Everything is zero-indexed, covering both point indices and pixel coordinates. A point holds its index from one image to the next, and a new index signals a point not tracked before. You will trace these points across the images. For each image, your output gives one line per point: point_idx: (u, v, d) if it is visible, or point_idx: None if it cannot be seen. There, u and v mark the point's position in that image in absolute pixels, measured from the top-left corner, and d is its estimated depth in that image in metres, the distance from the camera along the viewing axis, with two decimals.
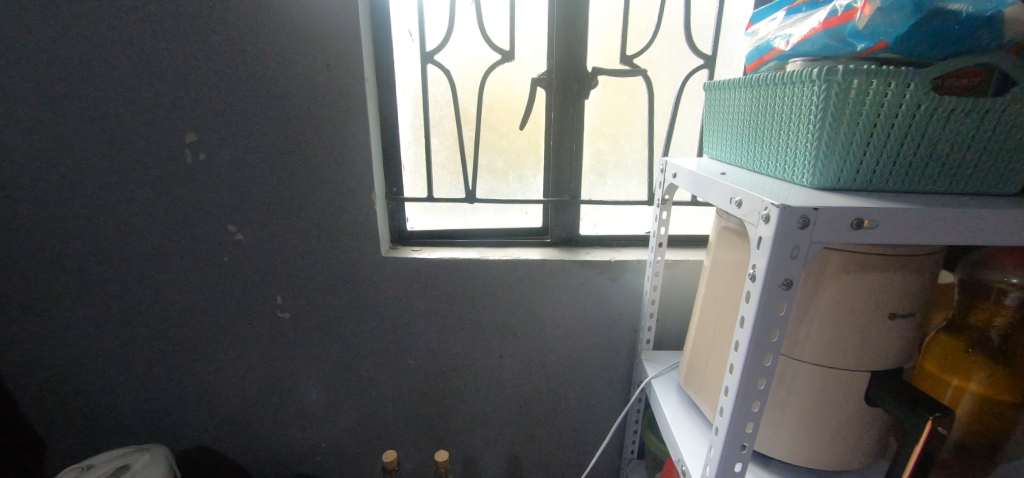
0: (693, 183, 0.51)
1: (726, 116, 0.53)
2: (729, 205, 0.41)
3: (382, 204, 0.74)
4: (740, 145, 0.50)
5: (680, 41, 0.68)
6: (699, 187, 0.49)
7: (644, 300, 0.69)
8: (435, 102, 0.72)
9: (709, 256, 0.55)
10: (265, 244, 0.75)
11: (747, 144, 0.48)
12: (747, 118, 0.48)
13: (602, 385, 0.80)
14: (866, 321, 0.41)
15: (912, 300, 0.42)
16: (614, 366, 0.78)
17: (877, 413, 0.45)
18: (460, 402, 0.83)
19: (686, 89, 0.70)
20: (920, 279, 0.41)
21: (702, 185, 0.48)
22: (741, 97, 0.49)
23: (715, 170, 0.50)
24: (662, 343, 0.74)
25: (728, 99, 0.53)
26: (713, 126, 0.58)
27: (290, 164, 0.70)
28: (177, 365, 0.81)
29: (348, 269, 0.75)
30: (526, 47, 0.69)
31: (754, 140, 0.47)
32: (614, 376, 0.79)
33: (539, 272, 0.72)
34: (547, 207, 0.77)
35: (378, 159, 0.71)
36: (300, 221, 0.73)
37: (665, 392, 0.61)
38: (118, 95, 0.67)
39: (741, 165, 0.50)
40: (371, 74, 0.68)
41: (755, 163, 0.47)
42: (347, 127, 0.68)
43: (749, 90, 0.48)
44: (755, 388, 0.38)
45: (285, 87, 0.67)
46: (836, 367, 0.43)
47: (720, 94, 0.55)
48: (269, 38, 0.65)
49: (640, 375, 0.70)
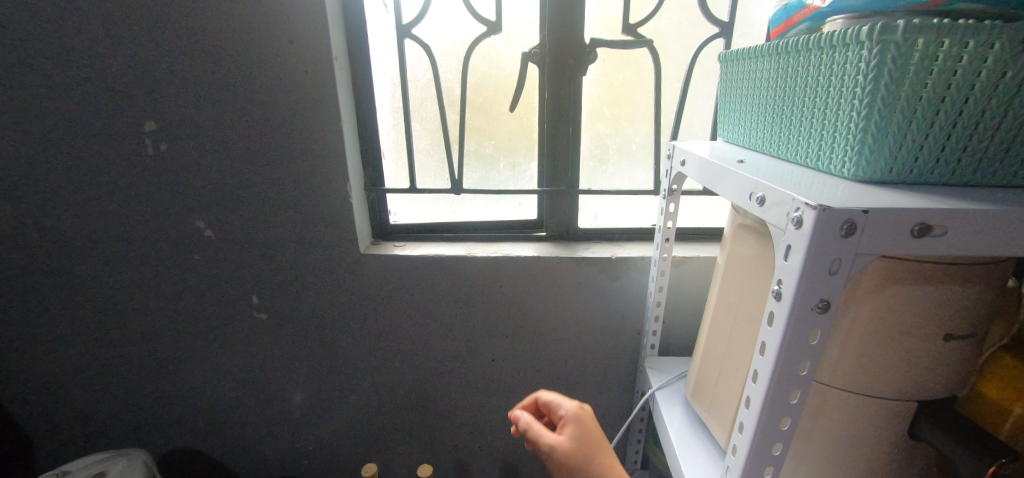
0: (705, 173, 0.43)
1: (744, 93, 0.45)
2: (749, 201, 0.33)
3: (360, 196, 0.67)
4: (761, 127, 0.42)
5: (693, 6, 0.58)
6: (711, 178, 0.42)
7: (649, 302, 0.61)
8: (415, 82, 0.65)
9: (723, 254, 0.48)
10: (236, 241, 0.69)
11: (770, 125, 0.40)
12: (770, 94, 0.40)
13: (603, 391, 0.74)
14: (907, 345, 0.34)
15: (972, 317, 0.34)
16: (616, 372, 0.72)
17: (921, 448, 0.38)
18: (450, 406, 0.77)
19: (699, 61, 0.61)
20: (983, 292, 0.33)
21: (715, 176, 0.41)
22: (763, 68, 0.41)
23: (731, 156, 0.42)
24: (669, 348, 0.67)
25: (747, 71, 0.45)
26: (730, 104, 0.50)
27: (257, 154, 0.64)
28: (153, 367, 0.77)
29: (328, 267, 0.69)
30: (515, 17, 0.61)
31: (777, 120, 0.39)
32: (616, 382, 0.73)
33: (532, 270, 0.65)
34: (542, 197, 0.69)
35: (353, 147, 0.65)
36: (272, 216, 0.67)
37: (670, 406, 0.55)
38: (68, 80, 0.61)
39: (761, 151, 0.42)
40: (342, 52, 0.61)
41: (778, 148, 0.39)
42: (316, 112, 0.61)
43: (774, 60, 0.39)
44: (778, 428, 0.31)
45: (247, 67, 0.60)
46: (873, 394, 0.36)
47: (736, 66, 0.47)
48: (225, 12, 0.57)
49: (644, 385, 0.63)
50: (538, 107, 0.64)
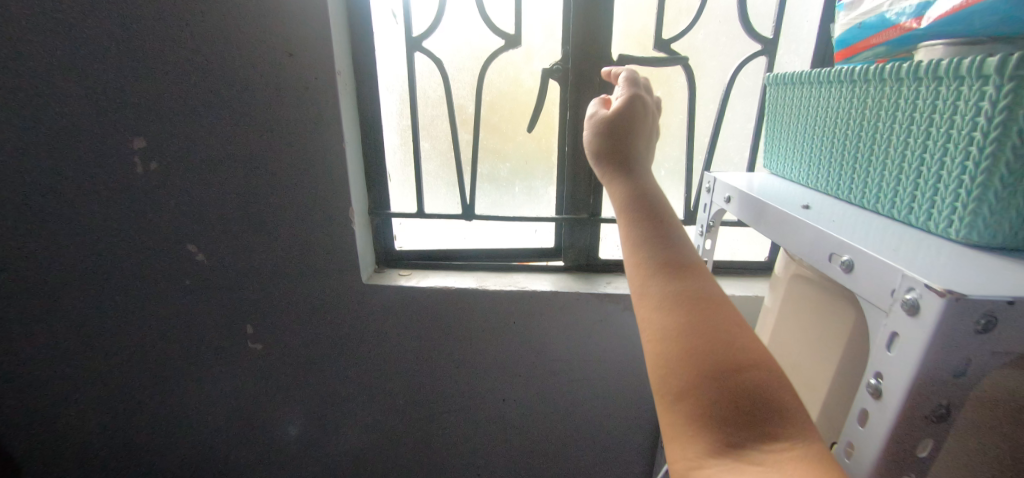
0: (754, 213, 0.38)
1: (802, 126, 0.41)
2: (824, 263, 0.28)
3: (364, 221, 0.62)
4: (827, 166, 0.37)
5: (733, 20, 0.53)
6: (763, 221, 0.37)
7: None
8: (425, 99, 0.60)
9: (771, 303, 0.43)
10: (230, 266, 0.64)
11: (838, 166, 0.36)
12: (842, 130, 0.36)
13: (623, 435, 0.68)
14: None
15: None
16: (637, 415, 0.66)
17: None
18: (456, 446, 0.72)
19: (738, 80, 0.55)
20: None
21: (769, 220, 0.36)
22: (831, 101, 0.37)
23: (789, 197, 0.37)
24: None
25: (806, 102, 0.40)
26: (778, 139, 0.45)
27: (253, 175, 0.59)
28: (140, 398, 0.72)
29: (327, 297, 0.64)
30: (535, 30, 0.56)
31: (854, 161, 0.34)
32: (638, 426, 0.67)
33: (549, 305, 0.60)
34: (560, 224, 0.64)
35: (357, 168, 0.60)
36: (268, 241, 0.62)
37: None
38: (52, 93, 0.56)
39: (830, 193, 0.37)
40: (346, 65, 0.56)
41: (853, 193, 0.34)
42: (317, 131, 0.56)
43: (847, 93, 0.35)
44: None
45: (244, 82, 0.55)
46: None
47: (789, 97, 0.43)
48: (220, 21, 0.52)
49: None
50: (558, 127, 0.59)
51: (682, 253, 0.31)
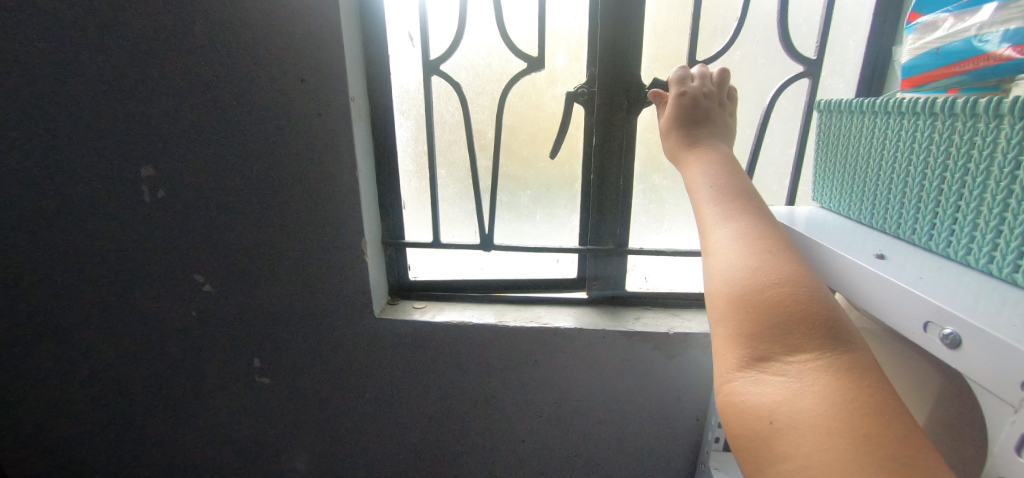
0: (814, 262, 0.34)
1: (862, 166, 0.37)
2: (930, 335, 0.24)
3: (377, 251, 0.59)
4: (903, 211, 0.33)
5: (771, 41, 0.50)
6: (827, 272, 0.33)
7: None
8: (443, 124, 0.57)
9: None
10: (238, 298, 0.61)
11: (916, 209, 0.32)
12: (917, 172, 0.32)
13: None
14: None
15: None
16: (668, 460, 0.61)
17: None
18: None
19: (777, 103, 0.51)
20: None
21: (832, 271, 0.32)
22: (900, 139, 0.33)
23: (856, 246, 0.33)
24: None
25: (866, 140, 0.36)
26: (832, 179, 0.41)
27: (263, 205, 0.56)
28: (142, 434, 0.69)
29: (338, 331, 0.61)
30: (559, 51, 0.53)
31: (937, 206, 0.30)
32: (668, 471, 0.62)
33: (573, 343, 0.56)
34: (584, 255, 0.60)
35: (371, 196, 0.57)
36: (277, 272, 0.59)
37: None
38: (59, 120, 0.55)
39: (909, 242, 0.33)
40: (361, 90, 0.54)
41: (942, 243, 0.30)
42: (329, 159, 0.53)
43: (921, 131, 0.31)
44: None
45: (254, 108, 0.52)
46: None
47: (844, 134, 0.39)
48: (230, 46, 0.50)
49: None
50: (583, 154, 0.56)
51: (767, 275, 0.31)
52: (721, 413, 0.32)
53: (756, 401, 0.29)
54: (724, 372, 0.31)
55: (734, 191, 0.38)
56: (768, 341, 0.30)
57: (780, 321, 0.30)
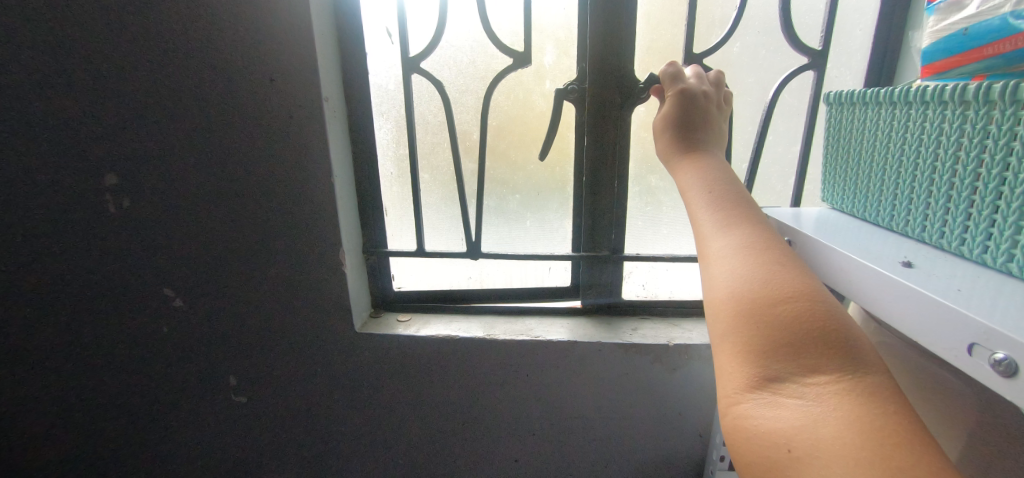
0: (830, 270, 0.31)
1: (883, 161, 0.33)
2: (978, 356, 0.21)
3: (357, 262, 0.56)
4: (930, 212, 0.30)
5: (773, 31, 0.47)
6: (847, 281, 0.29)
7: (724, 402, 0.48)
8: (425, 125, 0.54)
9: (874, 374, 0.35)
10: (211, 313, 0.57)
11: (943, 210, 0.29)
12: (946, 168, 0.28)
13: None
14: None
15: None
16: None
17: None
18: None
19: (781, 98, 0.48)
20: None
21: (852, 280, 0.29)
22: (926, 132, 0.30)
23: (879, 252, 0.29)
24: None
25: (886, 133, 0.33)
26: (846, 177, 0.38)
27: (234, 214, 0.53)
28: (108, 460, 0.64)
29: (318, 347, 0.57)
30: (547, 47, 0.50)
31: (971, 207, 0.27)
32: None
33: (567, 357, 0.52)
34: (577, 262, 0.57)
35: (349, 203, 0.54)
36: (251, 285, 0.55)
37: None
38: (10, 126, 0.51)
39: (939, 246, 0.30)
40: (336, 90, 0.50)
41: (977, 249, 0.27)
42: (303, 164, 0.50)
43: (950, 121, 0.28)
44: None
45: (222, 110, 0.49)
46: None
47: (860, 127, 0.36)
48: (195, 44, 0.47)
49: None
50: (575, 155, 0.53)
51: (775, 280, 0.28)
52: (727, 440, 0.27)
53: (770, 425, 0.25)
54: (730, 392, 0.27)
55: (738, 198, 0.34)
56: (783, 358, 0.26)
57: (794, 334, 0.26)
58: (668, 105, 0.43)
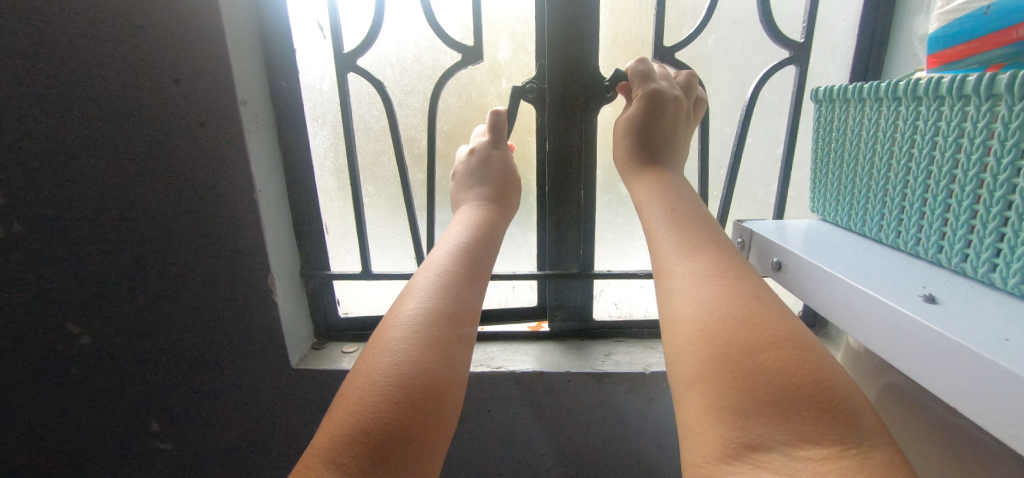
0: (833, 301, 0.26)
1: (886, 169, 0.29)
2: None
3: (295, 286, 0.51)
4: (949, 230, 0.25)
5: (751, 23, 0.42)
6: (861, 317, 0.24)
7: None
8: (365, 131, 0.47)
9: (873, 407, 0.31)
10: (102, 365, 0.46)
11: (968, 229, 0.24)
12: (972, 175, 0.23)
13: None
14: None
15: None
16: None
17: None
18: None
19: (760, 96, 0.43)
20: None
21: (870, 315, 0.23)
22: (942, 132, 0.25)
23: (892, 282, 0.24)
24: None
25: (891, 136, 0.28)
26: (842, 187, 0.33)
27: (126, 242, 0.43)
28: None
29: (253, 385, 0.50)
30: (502, 40, 0.44)
31: (1004, 226, 0.22)
32: None
33: (535, 390, 0.47)
34: (543, 281, 0.51)
35: (285, 219, 0.49)
36: (158, 325, 0.46)
37: None
38: None
39: (963, 270, 0.25)
40: (260, 91, 0.44)
41: (1014, 278, 0.22)
42: (220, 179, 0.43)
43: (974, 118, 0.23)
44: None
45: (103, 118, 0.39)
46: None
47: (857, 129, 0.31)
48: (60, 33, 0.37)
49: None
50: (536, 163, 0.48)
51: (755, 330, 0.26)
52: None
53: None
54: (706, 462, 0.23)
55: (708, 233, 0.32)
56: (764, 419, 0.23)
57: (778, 395, 0.23)
58: (636, 108, 0.41)
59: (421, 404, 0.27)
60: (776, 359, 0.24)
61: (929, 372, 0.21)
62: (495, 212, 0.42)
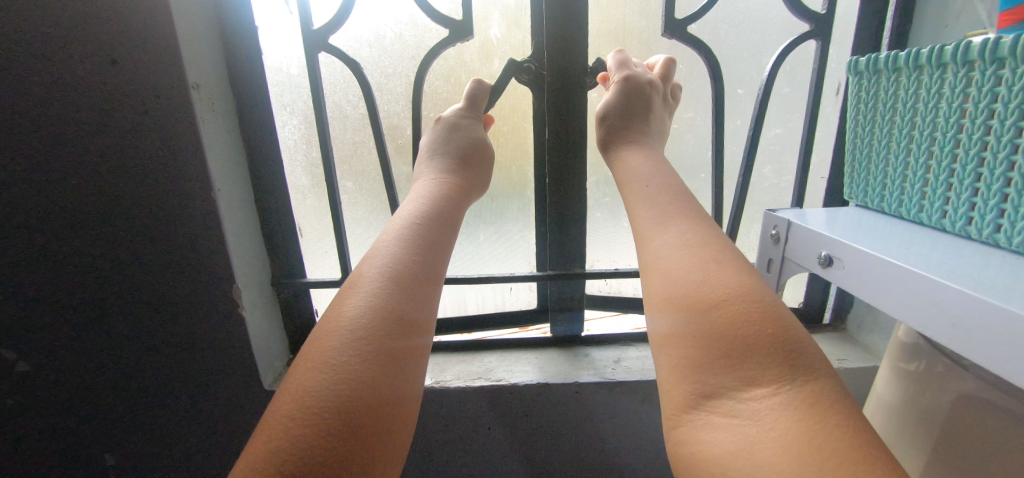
0: (918, 303, 0.22)
1: (928, 145, 0.26)
2: None
3: (267, 296, 0.46)
4: (980, 200, 0.24)
5: None
6: (954, 322, 0.20)
7: None
8: (341, 117, 0.43)
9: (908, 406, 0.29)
10: (38, 399, 0.39)
11: None
12: (1006, 141, 0.22)
13: None
14: None
15: None
16: None
17: None
18: None
19: (775, 76, 0.41)
20: None
21: (970, 319, 0.20)
22: (972, 98, 0.23)
23: (991, 280, 0.21)
24: None
25: (908, 107, 0.27)
26: (874, 167, 0.30)
27: (63, 249, 0.37)
28: None
29: (222, 410, 0.44)
30: (493, 17, 0.40)
31: None
32: None
33: (541, 402, 0.42)
34: (543, 282, 0.48)
35: (253, 220, 0.43)
36: (107, 346, 0.40)
37: None
38: None
39: None
40: (217, 73, 0.38)
41: None
42: (180, 175, 0.37)
43: (1009, 79, 0.22)
44: None
45: (25, 103, 0.33)
46: None
47: (874, 102, 0.30)
48: None
49: None
50: (535, 150, 0.44)
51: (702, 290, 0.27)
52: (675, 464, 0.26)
53: (712, 452, 0.23)
54: (671, 414, 0.26)
55: (665, 200, 0.33)
56: (718, 371, 0.25)
57: (725, 348, 0.25)
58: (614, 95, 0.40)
59: (381, 419, 0.23)
60: (728, 314, 0.26)
61: (981, 343, 0.19)
62: (457, 182, 0.37)
